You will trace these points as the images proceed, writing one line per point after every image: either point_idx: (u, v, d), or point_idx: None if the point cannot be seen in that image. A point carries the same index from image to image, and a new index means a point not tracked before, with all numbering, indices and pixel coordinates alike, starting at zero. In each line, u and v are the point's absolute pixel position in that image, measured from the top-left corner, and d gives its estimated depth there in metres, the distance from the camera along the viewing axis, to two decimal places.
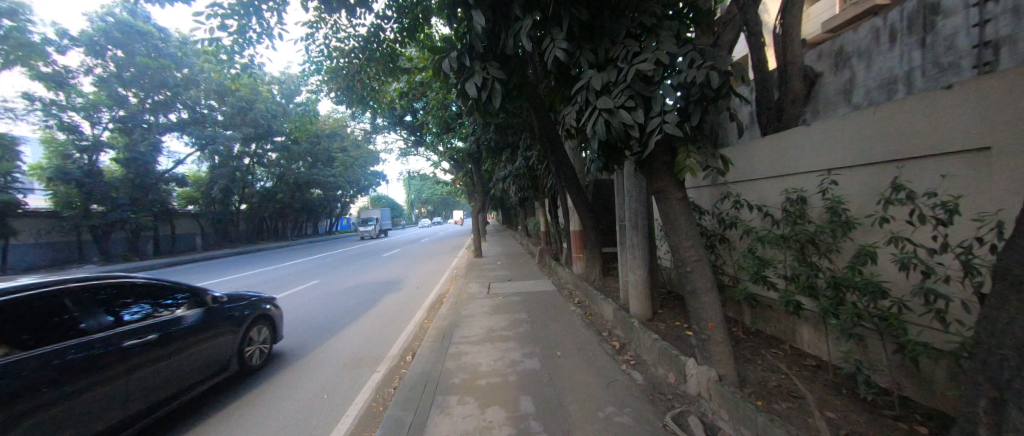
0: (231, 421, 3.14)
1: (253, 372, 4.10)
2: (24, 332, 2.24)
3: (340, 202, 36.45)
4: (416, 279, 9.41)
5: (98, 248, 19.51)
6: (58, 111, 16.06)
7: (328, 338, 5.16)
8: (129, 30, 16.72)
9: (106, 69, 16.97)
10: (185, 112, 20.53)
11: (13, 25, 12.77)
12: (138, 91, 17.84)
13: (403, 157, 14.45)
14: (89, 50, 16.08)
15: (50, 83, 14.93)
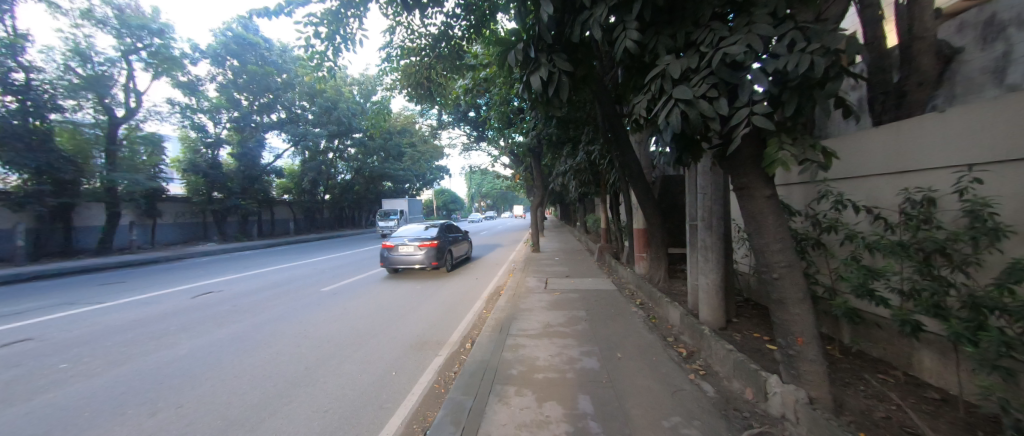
0: (316, 388, 3.54)
1: (334, 346, 4.58)
2: (451, 231, 10.39)
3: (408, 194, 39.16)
4: (476, 270, 9.75)
5: (218, 229, 23.31)
6: (192, 114, 19.40)
7: (396, 320, 5.57)
8: (245, 44, 19.59)
9: (226, 77, 20.11)
10: (283, 112, 23.54)
11: (162, 43, 16.03)
12: (248, 95, 21.43)
13: (465, 152, 15.01)
14: (214, 61, 19.12)
15: (186, 90, 18.07)
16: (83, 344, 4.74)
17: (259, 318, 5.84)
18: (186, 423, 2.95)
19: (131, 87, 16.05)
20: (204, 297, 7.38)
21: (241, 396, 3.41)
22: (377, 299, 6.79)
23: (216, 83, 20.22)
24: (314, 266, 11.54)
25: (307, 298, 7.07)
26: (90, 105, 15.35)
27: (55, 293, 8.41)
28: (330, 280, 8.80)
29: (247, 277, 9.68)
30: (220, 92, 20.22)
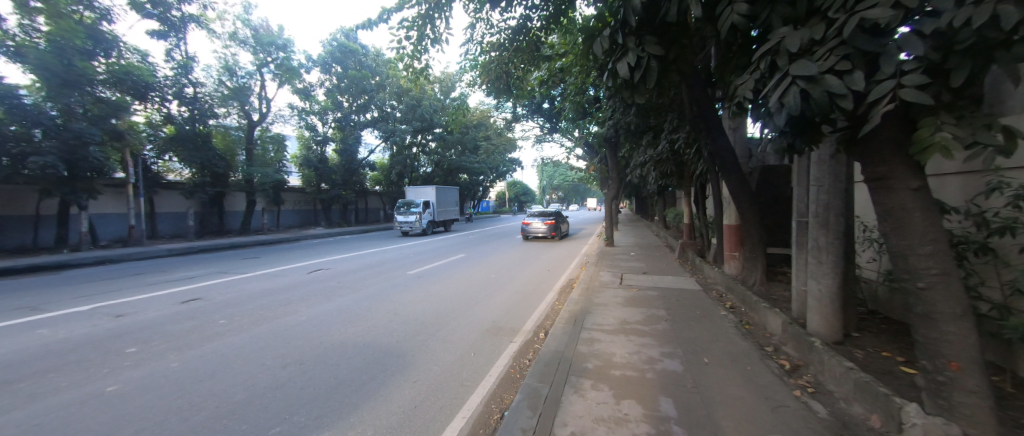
0: (406, 362, 3.93)
1: (419, 325, 5.01)
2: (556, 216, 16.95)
3: (482, 186, 40.78)
4: (548, 262, 9.80)
5: (325, 215, 27.00)
6: (306, 116, 22.73)
7: (472, 305, 5.90)
8: (346, 51, 22.85)
9: (331, 82, 23.42)
10: (376, 112, 26.13)
11: (285, 56, 18.87)
12: (348, 97, 24.16)
13: (538, 144, 15.08)
14: (322, 68, 22.61)
15: (302, 96, 21.23)
16: (236, 305, 5.94)
17: (357, 294, 6.66)
18: (308, 378, 3.53)
19: (263, 95, 19.30)
20: (316, 273, 8.65)
21: (347, 361, 3.95)
22: (455, 284, 7.25)
23: (325, 88, 23.32)
24: (400, 251, 12.72)
25: (396, 279, 7.84)
26: (235, 111, 18.82)
27: (214, 264, 10.61)
28: (414, 264, 9.62)
29: (347, 258, 11.09)
30: (327, 96, 23.25)
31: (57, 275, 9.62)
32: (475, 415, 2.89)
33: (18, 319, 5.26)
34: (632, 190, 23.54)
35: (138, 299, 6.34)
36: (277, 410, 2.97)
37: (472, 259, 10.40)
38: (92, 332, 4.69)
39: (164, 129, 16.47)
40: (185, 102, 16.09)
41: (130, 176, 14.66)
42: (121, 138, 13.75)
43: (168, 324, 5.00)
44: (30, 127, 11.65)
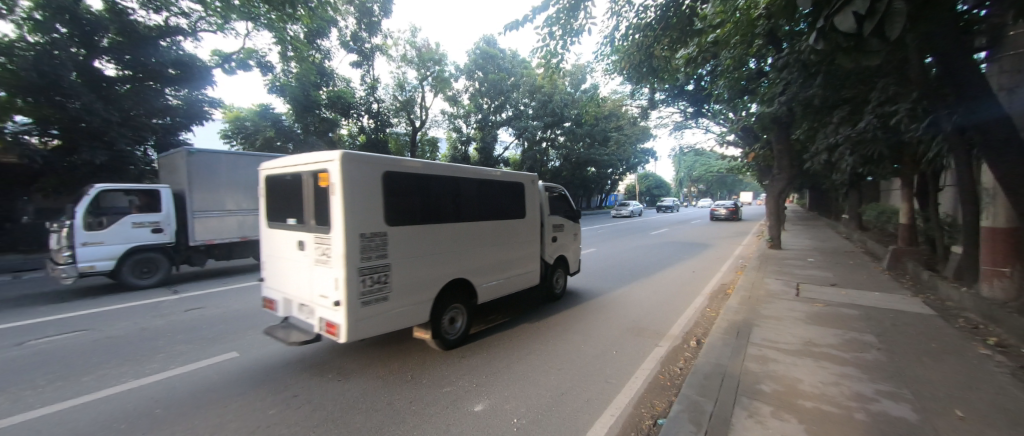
0: (548, 350, 4.07)
1: (557, 317, 5.13)
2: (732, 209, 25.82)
3: (611, 179, 39.44)
4: (691, 263, 8.76)
5: None
6: (453, 120, 26.48)
7: (608, 302, 5.74)
8: (488, 57, 25.50)
9: (474, 87, 26.41)
10: (510, 111, 28.00)
11: (440, 69, 21.95)
12: (487, 99, 26.58)
13: (678, 132, 13.68)
14: (468, 75, 25.72)
15: (452, 102, 24.76)
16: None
17: None
18: (464, 354, 4.05)
19: (424, 105, 22.80)
20: None
21: (497, 341, 4.37)
22: (590, 279, 7.23)
23: (469, 94, 26.40)
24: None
25: None
26: (404, 120, 22.85)
27: None
28: None
29: None
30: (471, 100, 26.37)
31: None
32: (623, 416, 2.77)
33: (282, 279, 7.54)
34: (808, 180, 19.11)
35: None
36: (444, 380, 3.48)
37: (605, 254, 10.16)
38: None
39: (359, 138, 21.22)
40: (371, 116, 20.38)
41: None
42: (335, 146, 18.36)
43: None
44: (288, 142, 16.61)
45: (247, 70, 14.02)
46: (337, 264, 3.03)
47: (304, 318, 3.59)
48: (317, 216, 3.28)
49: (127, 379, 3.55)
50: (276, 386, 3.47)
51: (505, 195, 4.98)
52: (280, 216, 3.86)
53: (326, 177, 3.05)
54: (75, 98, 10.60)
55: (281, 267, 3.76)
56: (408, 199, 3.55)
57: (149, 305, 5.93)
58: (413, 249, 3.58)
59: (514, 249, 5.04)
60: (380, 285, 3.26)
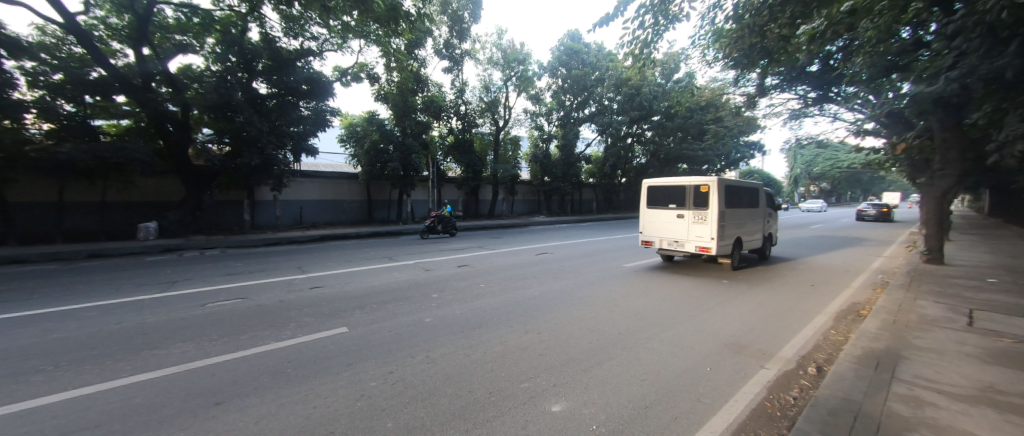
0: (631, 357, 3.86)
1: (641, 322, 4.85)
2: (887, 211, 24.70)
3: None
4: (809, 276, 7.50)
5: (547, 206, 30.59)
6: (536, 119, 26.72)
7: (700, 311, 5.23)
8: (572, 53, 25.57)
9: (557, 84, 26.49)
10: (594, 106, 27.68)
11: (524, 68, 22.54)
12: (570, 95, 26.57)
13: (794, 121, 11.80)
14: (552, 72, 25.90)
15: (535, 100, 25.22)
16: (491, 275, 7.63)
17: (576, 279, 7.18)
18: (542, 350, 4.12)
19: (507, 104, 23.97)
20: (542, 256, 9.88)
21: (576, 342, 4.30)
22: (679, 285, 6.69)
23: (552, 91, 26.65)
24: (616, 243, 12.87)
25: (613, 270, 8.01)
26: (489, 120, 23.97)
27: (473, 240, 13.96)
28: (630, 258, 9.50)
29: (565, 245, 12.15)
30: (554, 98, 26.60)
31: (399, 240, 15.01)
32: None
33: (384, 266, 8.57)
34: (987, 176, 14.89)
35: (435, 261, 9.10)
36: (523, 374, 3.57)
37: (698, 262, 9.43)
38: (417, 282, 7.15)
39: (448, 139, 22.88)
40: (459, 117, 21.79)
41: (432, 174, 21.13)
42: (427, 147, 20.00)
43: (451, 283, 6.93)
44: (389, 144, 18.63)
45: (359, 82, 16.14)
46: (714, 221, 8.00)
47: (676, 247, 8.66)
48: (694, 204, 8.34)
49: (271, 340, 4.40)
50: (378, 361, 3.95)
51: (748, 197, 9.30)
52: (657, 205, 9.04)
53: (708, 187, 8.14)
54: (240, 112, 13.44)
55: (660, 225, 8.86)
56: (728, 198, 8.36)
57: (286, 281, 7.25)
58: (727, 217, 8.25)
59: (749, 226, 9.22)
60: (722, 233, 8.08)
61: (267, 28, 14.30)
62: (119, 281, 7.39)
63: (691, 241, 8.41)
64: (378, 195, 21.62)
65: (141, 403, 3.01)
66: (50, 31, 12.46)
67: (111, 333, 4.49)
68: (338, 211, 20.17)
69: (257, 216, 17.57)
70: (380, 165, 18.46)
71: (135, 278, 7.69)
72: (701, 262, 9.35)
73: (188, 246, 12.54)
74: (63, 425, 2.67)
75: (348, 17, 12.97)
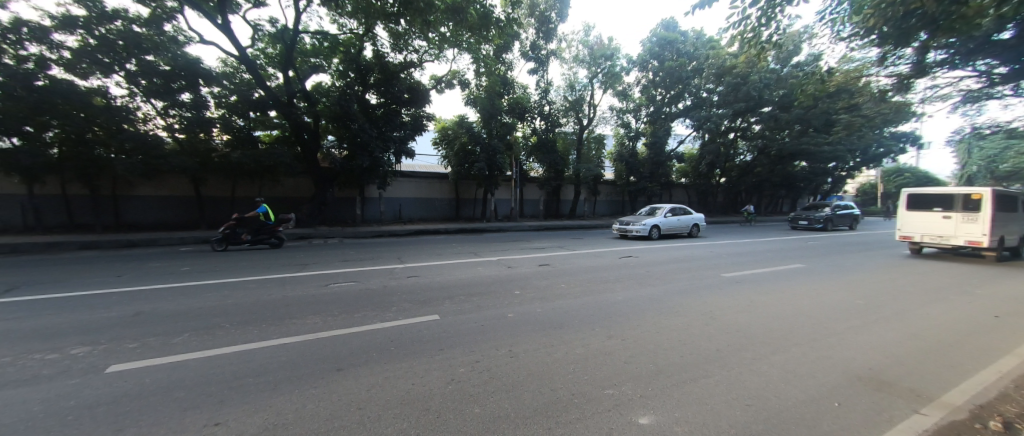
0: (731, 377, 3.44)
1: (744, 339, 4.30)
2: None
3: (832, 176, 30.48)
4: (991, 303, 5.80)
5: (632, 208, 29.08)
6: (622, 115, 25.61)
7: (824, 334, 4.43)
8: (666, 43, 24.03)
9: (647, 78, 25.15)
10: (689, 99, 26.02)
11: (612, 64, 21.94)
12: (663, 89, 25.20)
13: (969, 106, 9.31)
14: (642, 65, 24.70)
15: (622, 96, 24.33)
16: (573, 276, 7.57)
17: (666, 287, 6.71)
18: (627, 358, 3.93)
19: (592, 102, 23.64)
20: (626, 259, 9.46)
21: (665, 354, 4.00)
22: (799, 302, 5.77)
23: (641, 86, 25.54)
24: (713, 249, 11.67)
25: (712, 279, 7.27)
26: (573, 119, 23.85)
27: (555, 239, 14.00)
28: (732, 267, 8.52)
29: (654, 249, 11.43)
30: (644, 94, 25.50)
31: (483, 236, 15.80)
32: None
33: (472, 260, 9.14)
34: None
35: (519, 259, 9.35)
36: (607, 379, 3.47)
37: (941, 258, 11.05)
38: (501, 278, 7.46)
39: (531, 139, 23.20)
40: (543, 117, 22.16)
41: (514, 174, 21.76)
42: (511, 147, 20.71)
43: (534, 281, 7.08)
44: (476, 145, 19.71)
45: (452, 88, 17.38)
46: (987, 221, 10.32)
47: (941, 241, 11.08)
48: (963, 208, 10.69)
49: (378, 320, 5.03)
50: (466, 349, 4.22)
51: (1012, 204, 11.02)
52: (919, 208, 11.50)
53: (982, 195, 10.44)
54: (354, 120, 15.56)
55: (922, 224, 11.37)
56: (1000, 203, 10.46)
57: (389, 269, 8.20)
58: (1000, 218, 10.43)
59: (1010, 228, 10.88)
60: (995, 230, 10.31)
61: (378, 46, 16.26)
62: (265, 261, 9.15)
63: (959, 237, 10.80)
64: (465, 193, 23.00)
65: (284, 362, 3.71)
66: (230, 63, 16.02)
67: (263, 303, 5.59)
68: (430, 208, 22.03)
69: (366, 211, 20.12)
70: (468, 165, 19.64)
71: (279, 259, 9.48)
72: (915, 264, 10.08)
73: (315, 235, 14.99)
74: (234, 373, 3.44)
75: (444, 30, 14.07)
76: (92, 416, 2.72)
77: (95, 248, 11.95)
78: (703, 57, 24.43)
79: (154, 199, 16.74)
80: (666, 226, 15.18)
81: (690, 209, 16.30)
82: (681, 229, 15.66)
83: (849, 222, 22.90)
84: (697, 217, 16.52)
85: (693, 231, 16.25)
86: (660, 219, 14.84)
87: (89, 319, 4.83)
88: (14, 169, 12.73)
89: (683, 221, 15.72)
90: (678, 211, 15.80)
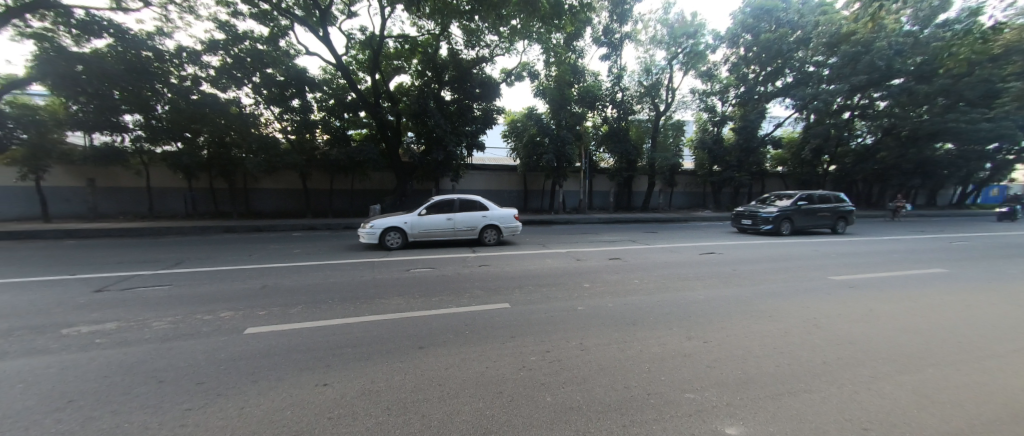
0: (841, 392, 3.00)
1: (861, 354, 3.68)
2: None
3: (992, 161, 24.22)
4: None
5: (714, 199, 26.48)
6: (706, 98, 23.48)
7: (975, 355, 3.60)
8: (763, 13, 21.32)
9: (738, 55, 22.81)
10: (791, 75, 23.06)
11: (695, 42, 20.21)
12: (757, 66, 22.60)
13: None
14: (731, 40, 22.36)
15: (706, 77, 22.35)
16: (647, 271, 7.18)
17: (758, 288, 6.05)
18: (710, 362, 3.63)
19: (671, 86, 22.10)
20: (707, 255, 8.73)
21: (757, 361, 3.62)
22: (939, 314, 4.76)
23: (730, 64, 23.22)
24: (818, 248, 10.14)
25: (815, 282, 6.34)
26: (648, 105, 22.53)
27: (627, 233, 13.44)
28: (843, 269, 7.32)
29: (741, 246, 10.33)
30: (732, 72, 23.13)
31: (551, 228, 15.82)
32: None
33: (541, 252, 9.21)
34: None
35: (589, 252, 9.17)
36: (687, 382, 3.26)
37: None
38: (570, 270, 7.39)
39: (602, 128, 22.40)
40: (615, 105, 21.33)
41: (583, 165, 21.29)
42: (581, 137, 20.25)
43: (604, 275, 6.91)
44: (545, 137, 19.58)
45: (521, 80, 17.52)
46: None
47: None
48: None
49: (453, 305, 5.35)
50: (538, 338, 4.28)
51: None
52: None
53: None
54: (430, 117, 16.55)
55: None
56: None
57: (462, 257, 8.65)
58: None
59: None
60: None
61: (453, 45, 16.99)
62: (356, 247, 10.27)
63: None
64: (533, 185, 23.15)
65: (375, 337, 4.16)
66: (328, 70, 18.08)
67: (355, 283, 6.32)
68: (498, 199, 22.61)
69: (440, 202, 21.37)
70: (536, 157, 19.65)
71: (367, 245, 10.56)
72: None
73: None
74: (337, 343, 3.96)
75: (515, 22, 14.23)
76: (234, 368, 3.34)
77: (231, 231, 14.54)
78: (812, 25, 21.18)
79: (273, 191, 19.79)
80: (420, 228, 10.07)
81: (488, 203, 10.69)
82: (456, 233, 10.39)
83: (830, 222, 14.37)
84: (506, 212, 10.93)
85: (494, 236, 10.78)
86: (401, 218, 9.83)
87: (228, 290, 5.90)
88: (180, 167, 16.08)
89: (464, 221, 10.35)
90: (457, 205, 10.46)
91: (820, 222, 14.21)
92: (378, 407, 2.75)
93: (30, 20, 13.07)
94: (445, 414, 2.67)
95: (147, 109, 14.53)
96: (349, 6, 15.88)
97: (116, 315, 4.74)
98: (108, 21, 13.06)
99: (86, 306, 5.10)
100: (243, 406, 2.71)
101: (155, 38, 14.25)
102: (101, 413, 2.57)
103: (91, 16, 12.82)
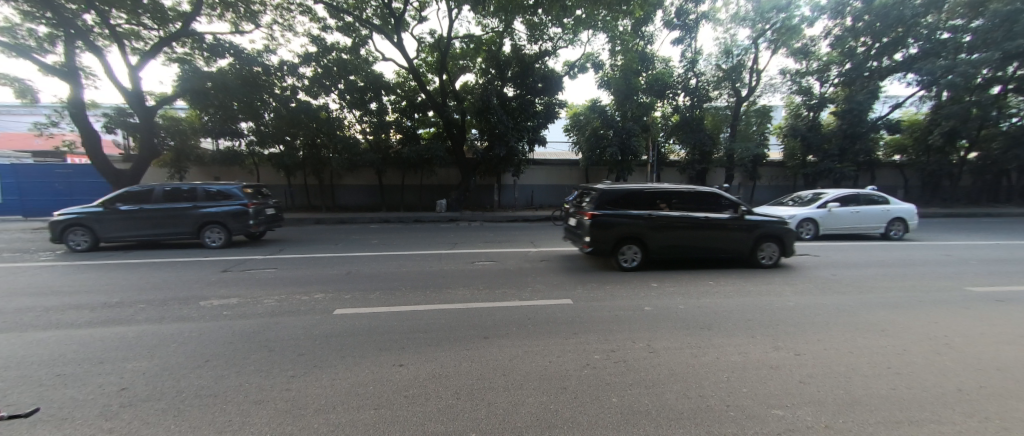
0: (979, 424, 2.48)
1: (1012, 382, 3.00)
2: None
3: None
4: None
5: None
6: (801, 79, 20.73)
7: None
8: None
9: (844, 26, 19.81)
10: (915, 46, 19.39)
11: (787, 16, 17.92)
12: (869, 37, 19.36)
13: None
14: (835, 11, 19.38)
15: (801, 55, 19.75)
16: (725, 273, 6.62)
17: (865, 296, 5.21)
18: (803, 377, 3.22)
19: (755, 67, 19.91)
20: (799, 257, 7.75)
21: (865, 381, 3.12)
22: None
23: (833, 38, 20.27)
24: (952, 253, 8.38)
25: (942, 293, 5.28)
26: (727, 90, 20.57)
27: None
28: (990, 279, 5.96)
29: (842, 247, 8.98)
30: (835, 47, 20.13)
31: None
32: None
33: None
34: None
35: None
36: (776, 397, 2.93)
37: None
38: (634, 268, 7.09)
39: (672, 118, 21.01)
40: (688, 92, 19.84)
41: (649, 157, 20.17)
42: (648, 129, 19.20)
43: (673, 275, 6.51)
44: (609, 129, 18.89)
45: (585, 72, 17.10)
46: None
47: None
48: None
49: (515, 298, 5.43)
50: (600, 337, 4.17)
51: None
52: None
53: None
54: (493, 113, 16.95)
55: None
56: None
57: (524, 252, 8.75)
58: None
59: None
60: None
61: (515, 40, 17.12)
62: (423, 239, 10.95)
63: None
64: (595, 180, 22.56)
65: (443, 324, 4.40)
66: (402, 73, 19.44)
67: (424, 273, 6.76)
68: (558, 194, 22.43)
69: (501, 197, 21.86)
70: (598, 150, 19.08)
71: (434, 238, 11.21)
72: None
73: (461, 218, 17.08)
74: (408, 328, 4.25)
75: (580, 11, 13.92)
76: (327, 343, 3.79)
77: (321, 223, 16.41)
78: None
79: (354, 187, 21.93)
80: None
81: None
82: None
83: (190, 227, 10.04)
84: None
85: None
86: None
87: (319, 274, 6.69)
88: (281, 167, 18.55)
89: None
90: None
91: (160, 229, 9.96)
92: (448, 390, 2.91)
93: (176, 47, 16.01)
94: (509, 404, 2.73)
95: (257, 116, 16.96)
96: (420, 11, 16.81)
97: (236, 291, 5.66)
98: (230, 44, 15.39)
99: (215, 283, 6.18)
100: (336, 377, 3.06)
101: (264, 55, 16.48)
102: (229, 372, 3.09)
103: (218, 41, 15.19)
